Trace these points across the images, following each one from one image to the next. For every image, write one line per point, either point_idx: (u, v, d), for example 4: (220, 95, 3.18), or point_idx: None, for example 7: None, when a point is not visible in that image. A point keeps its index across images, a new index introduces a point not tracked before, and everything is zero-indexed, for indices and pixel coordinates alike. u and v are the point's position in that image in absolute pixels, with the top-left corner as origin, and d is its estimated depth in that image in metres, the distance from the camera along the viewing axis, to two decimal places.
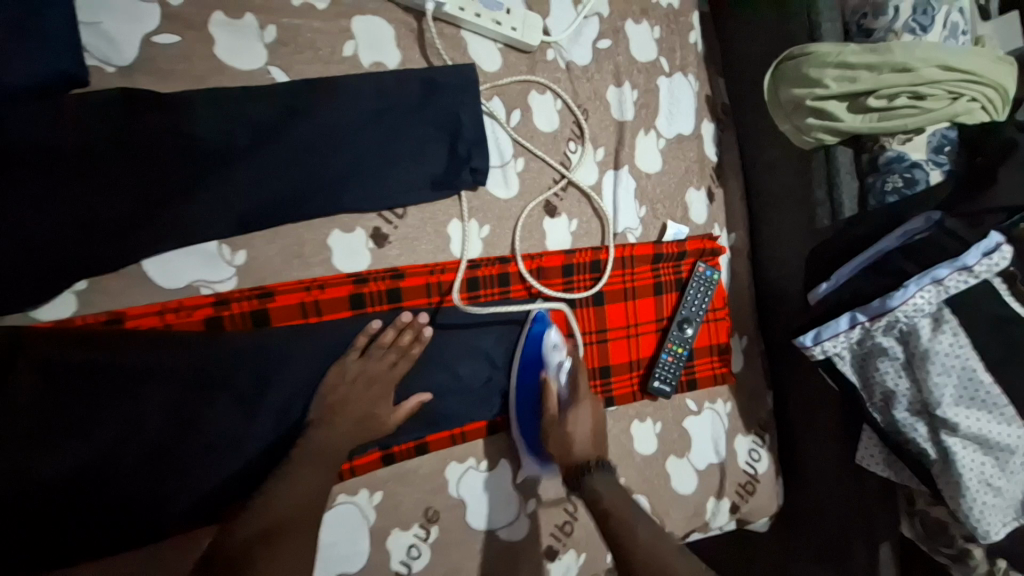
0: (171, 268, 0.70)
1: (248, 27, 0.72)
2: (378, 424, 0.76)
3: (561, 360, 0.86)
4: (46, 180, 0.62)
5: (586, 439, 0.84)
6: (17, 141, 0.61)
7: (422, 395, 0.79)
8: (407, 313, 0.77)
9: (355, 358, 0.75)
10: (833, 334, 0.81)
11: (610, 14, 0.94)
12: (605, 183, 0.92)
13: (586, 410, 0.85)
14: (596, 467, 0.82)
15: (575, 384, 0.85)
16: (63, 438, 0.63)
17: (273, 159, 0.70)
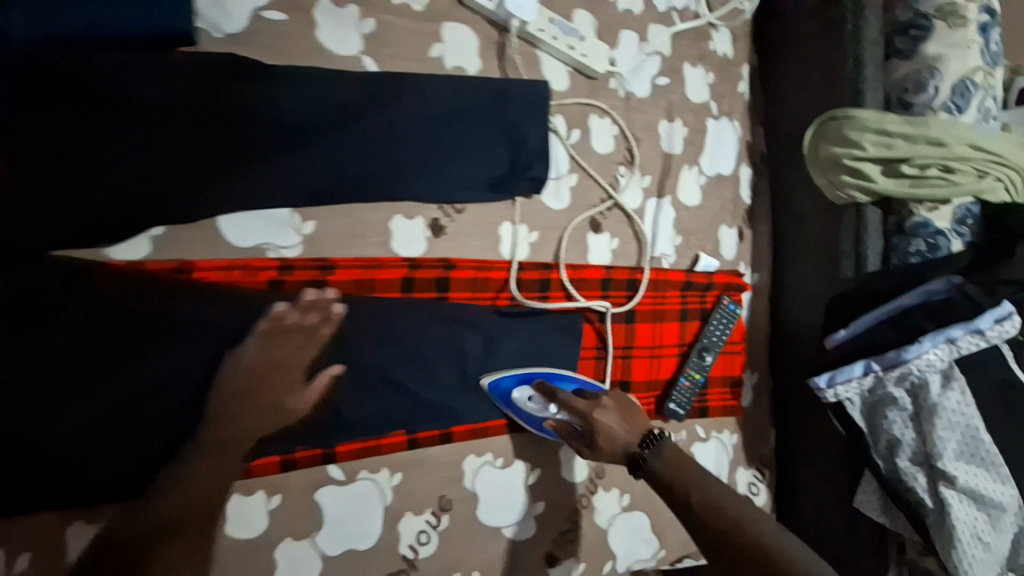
0: (243, 227, 0.72)
1: (348, 16, 0.75)
2: (286, 412, 0.70)
3: (541, 404, 0.84)
4: (132, 128, 0.64)
5: (621, 431, 0.79)
6: (110, 90, 0.63)
7: (332, 368, 0.72)
8: (310, 291, 0.70)
9: (254, 345, 0.67)
10: (847, 380, 0.87)
11: (671, 55, 0.99)
12: (647, 209, 0.97)
13: (600, 414, 0.80)
14: (646, 445, 0.77)
15: (570, 408, 0.82)
16: (94, 381, 0.62)
17: (351, 142, 0.73)
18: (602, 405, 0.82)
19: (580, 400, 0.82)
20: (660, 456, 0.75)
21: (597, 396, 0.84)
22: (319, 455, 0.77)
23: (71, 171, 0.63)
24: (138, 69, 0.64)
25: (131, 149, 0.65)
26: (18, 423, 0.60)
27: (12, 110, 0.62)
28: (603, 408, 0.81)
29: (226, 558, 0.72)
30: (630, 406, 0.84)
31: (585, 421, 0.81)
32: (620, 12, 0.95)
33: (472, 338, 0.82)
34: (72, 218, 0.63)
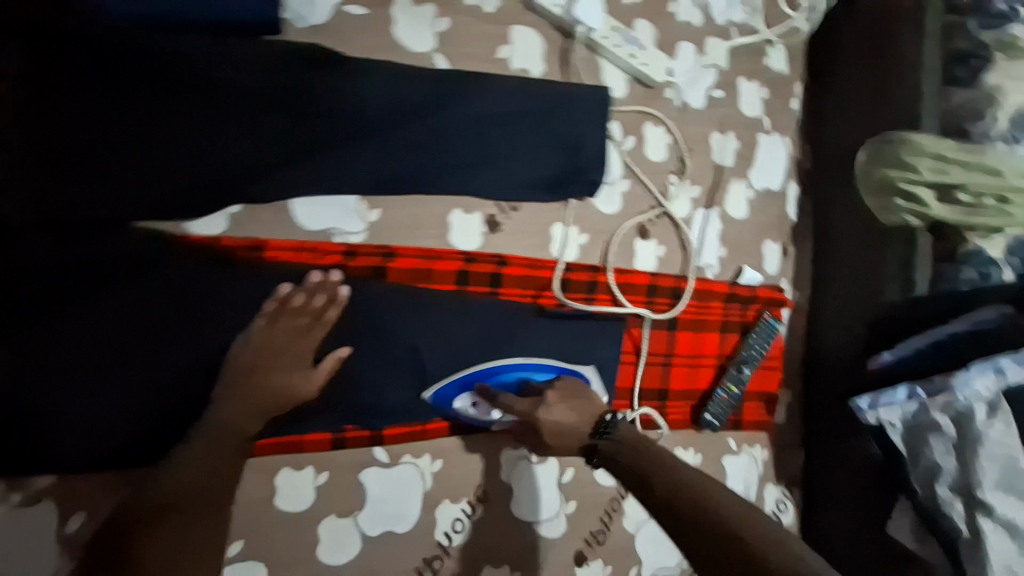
0: (313, 212, 0.75)
1: (425, 15, 0.78)
2: (292, 395, 0.70)
3: (486, 408, 0.82)
4: (217, 109, 0.67)
5: (569, 424, 0.75)
6: (202, 72, 0.66)
7: (340, 350, 0.72)
8: (316, 273, 0.70)
9: (261, 326, 0.68)
10: (889, 403, 0.89)
11: (728, 68, 1.00)
12: (695, 219, 0.98)
13: (546, 414, 0.75)
14: (598, 434, 0.73)
15: (513, 410, 0.78)
16: (169, 345, 0.65)
17: (418, 136, 0.75)
18: (546, 402, 0.76)
19: (522, 401, 0.77)
20: (614, 443, 0.71)
21: (539, 390, 0.79)
22: (368, 435, 0.81)
23: (158, 149, 0.66)
24: (225, 53, 0.66)
25: (213, 130, 0.67)
26: (95, 387, 0.63)
27: (97, 83, 0.63)
28: (546, 406, 0.76)
29: (275, 527, 0.75)
30: (575, 390, 0.79)
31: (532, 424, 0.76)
32: (680, 23, 0.96)
33: (515, 336, 0.82)
34: (156, 191, 0.66)
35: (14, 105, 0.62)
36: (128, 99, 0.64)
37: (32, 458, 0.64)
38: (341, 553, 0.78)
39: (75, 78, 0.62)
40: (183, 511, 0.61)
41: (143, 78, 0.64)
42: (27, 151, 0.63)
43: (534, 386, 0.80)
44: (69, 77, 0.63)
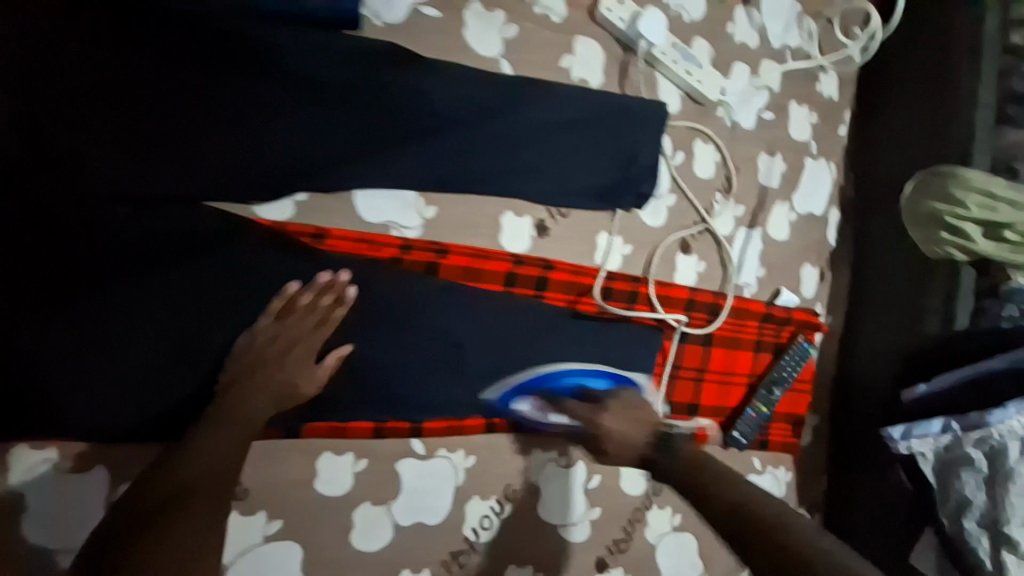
0: (374, 205, 0.77)
1: (495, 21, 0.80)
2: (297, 391, 0.71)
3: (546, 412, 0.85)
4: (292, 99, 0.69)
5: (627, 433, 0.80)
6: (283, 63, 0.68)
7: (343, 348, 0.73)
8: (325, 272, 0.71)
9: (267, 324, 0.69)
10: (924, 435, 0.89)
11: (780, 91, 1.01)
12: (737, 237, 0.99)
13: (605, 419, 0.81)
14: (659, 449, 0.76)
15: (577, 415, 0.83)
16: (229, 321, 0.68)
17: (481, 137, 0.77)
18: (607, 410, 0.82)
19: (585, 408, 0.82)
20: (673, 459, 0.74)
21: (600, 397, 0.83)
22: (408, 427, 0.82)
23: (233, 132, 0.68)
24: (305, 45, 0.69)
25: (287, 117, 0.69)
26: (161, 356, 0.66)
27: (191, 69, 0.66)
28: (607, 413, 0.82)
29: (313, 509, 0.77)
30: (634, 401, 0.83)
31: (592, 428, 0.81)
32: (736, 44, 0.97)
33: (554, 339, 0.82)
34: (229, 174, 0.68)
35: (99, 80, 0.63)
36: (212, 82, 0.67)
37: (85, 425, 0.66)
38: (374, 539, 0.80)
39: (161, 59, 0.64)
40: (191, 503, 0.59)
41: (222, 63, 0.66)
42: (104, 126, 0.64)
43: (595, 392, 0.83)
44: (152, 57, 0.64)
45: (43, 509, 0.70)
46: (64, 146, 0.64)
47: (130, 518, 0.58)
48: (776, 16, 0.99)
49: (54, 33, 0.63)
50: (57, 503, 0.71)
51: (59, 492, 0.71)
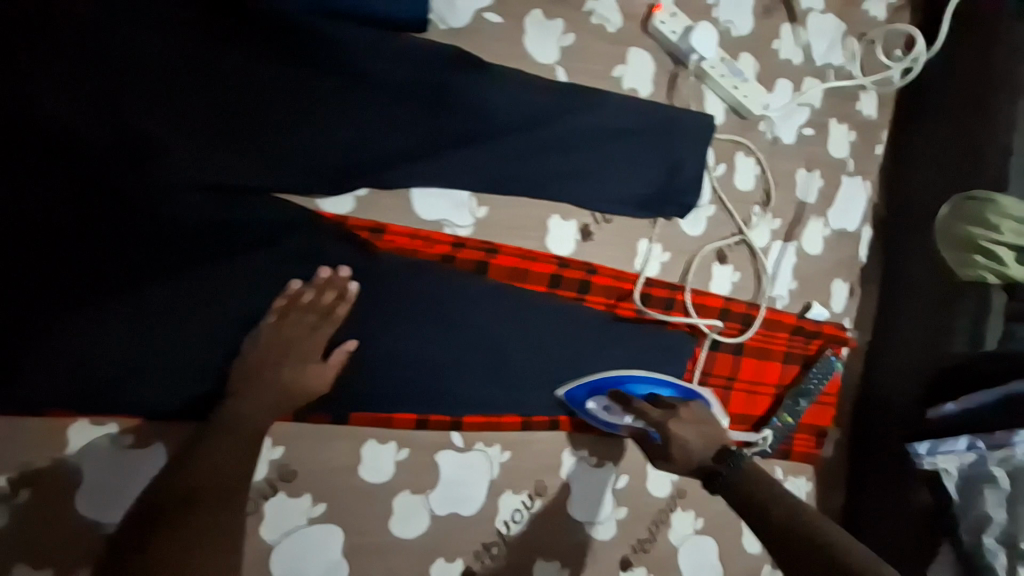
0: (429, 202, 0.80)
1: (554, 29, 0.82)
2: (302, 391, 0.71)
3: (616, 413, 0.86)
4: (354, 93, 0.68)
5: (696, 441, 0.77)
6: (345, 53, 0.66)
7: (348, 343, 0.73)
8: (325, 269, 0.71)
9: (270, 324, 0.70)
10: (949, 451, 0.92)
11: (821, 108, 1.03)
12: (772, 249, 1.01)
13: (676, 425, 0.79)
14: (723, 462, 0.73)
15: (646, 417, 0.82)
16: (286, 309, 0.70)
17: (533, 142, 0.76)
18: (677, 416, 0.80)
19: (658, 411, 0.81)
20: (736, 472, 0.71)
21: (673, 404, 0.82)
22: (449, 421, 0.83)
23: (299, 124, 0.67)
24: (374, 41, 0.67)
25: (352, 112, 0.68)
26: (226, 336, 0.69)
27: (252, 54, 0.65)
28: (678, 419, 0.80)
29: (356, 494, 0.80)
30: (704, 416, 0.81)
31: (661, 431, 0.79)
32: (782, 60, 0.99)
33: (589, 344, 0.87)
34: (287, 163, 0.67)
35: (169, 65, 0.64)
36: (281, 72, 0.65)
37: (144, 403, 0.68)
38: (410, 527, 0.82)
39: (226, 46, 0.64)
40: (211, 496, 0.62)
41: (286, 53, 0.65)
42: (173, 110, 0.64)
43: (668, 401, 0.83)
44: (219, 45, 0.64)
45: (100, 484, 0.71)
46: (132, 126, 0.63)
47: (144, 515, 0.61)
48: (821, 35, 1.02)
49: (127, 11, 0.62)
50: (113, 478, 0.71)
51: (114, 468, 0.71)
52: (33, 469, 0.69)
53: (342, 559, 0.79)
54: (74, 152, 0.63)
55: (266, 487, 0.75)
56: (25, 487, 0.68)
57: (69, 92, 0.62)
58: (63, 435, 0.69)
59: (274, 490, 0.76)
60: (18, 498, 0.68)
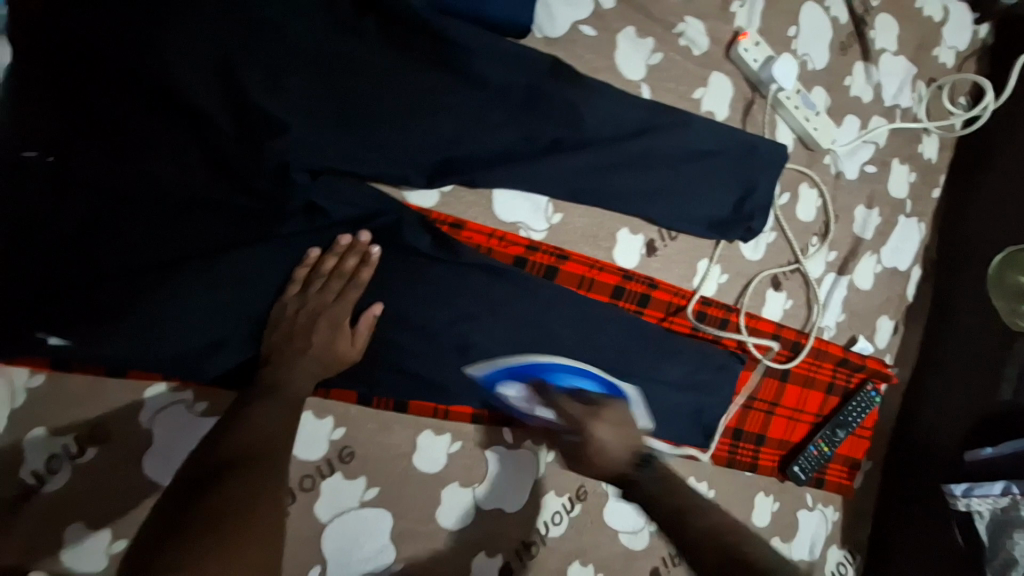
0: (511, 204, 0.83)
1: (645, 48, 0.85)
2: (337, 356, 0.71)
3: (534, 403, 0.82)
4: (457, 91, 0.70)
5: (611, 444, 0.72)
6: (457, 53, 0.69)
7: (373, 307, 0.72)
8: (346, 236, 0.72)
9: (294, 293, 0.71)
10: (984, 495, 0.92)
11: (884, 146, 1.04)
12: (826, 280, 1.02)
13: (596, 426, 0.75)
14: (637, 467, 0.67)
15: (564, 413, 0.79)
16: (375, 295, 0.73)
17: (618, 155, 0.78)
18: (599, 418, 0.75)
19: (580, 409, 0.78)
20: (649, 478, 0.66)
21: (595, 403, 0.78)
22: (503, 417, 0.86)
23: (401, 115, 0.68)
24: (487, 44, 0.70)
25: (453, 109, 0.70)
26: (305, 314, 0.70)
27: (367, 43, 0.67)
28: (597, 419, 0.75)
29: (408, 480, 0.81)
30: (628, 417, 0.76)
31: (581, 432, 0.76)
32: (852, 96, 1.01)
33: (643, 356, 0.86)
34: (386, 153, 0.69)
35: (279, 40, 0.64)
36: (395, 62, 0.67)
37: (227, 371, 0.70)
38: (457, 518, 0.84)
39: (343, 33, 0.66)
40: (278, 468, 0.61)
41: (399, 47, 0.67)
42: (278, 86, 0.64)
43: (593, 397, 0.79)
44: (335, 30, 0.66)
45: (165, 449, 0.72)
46: (243, 98, 0.64)
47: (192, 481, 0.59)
48: (891, 76, 1.04)
49: None
50: (178, 444, 0.72)
51: (180, 433, 0.73)
52: (102, 429, 0.70)
53: (390, 544, 0.80)
54: (188, 121, 0.65)
55: (326, 465, 0.77)
56: (92, 446, 0.70)
57: (182, 56, 0.62)
58: (138, 398, 0.71)
59: (332, 469, 0.78)
60: (87, 456, 0.69)
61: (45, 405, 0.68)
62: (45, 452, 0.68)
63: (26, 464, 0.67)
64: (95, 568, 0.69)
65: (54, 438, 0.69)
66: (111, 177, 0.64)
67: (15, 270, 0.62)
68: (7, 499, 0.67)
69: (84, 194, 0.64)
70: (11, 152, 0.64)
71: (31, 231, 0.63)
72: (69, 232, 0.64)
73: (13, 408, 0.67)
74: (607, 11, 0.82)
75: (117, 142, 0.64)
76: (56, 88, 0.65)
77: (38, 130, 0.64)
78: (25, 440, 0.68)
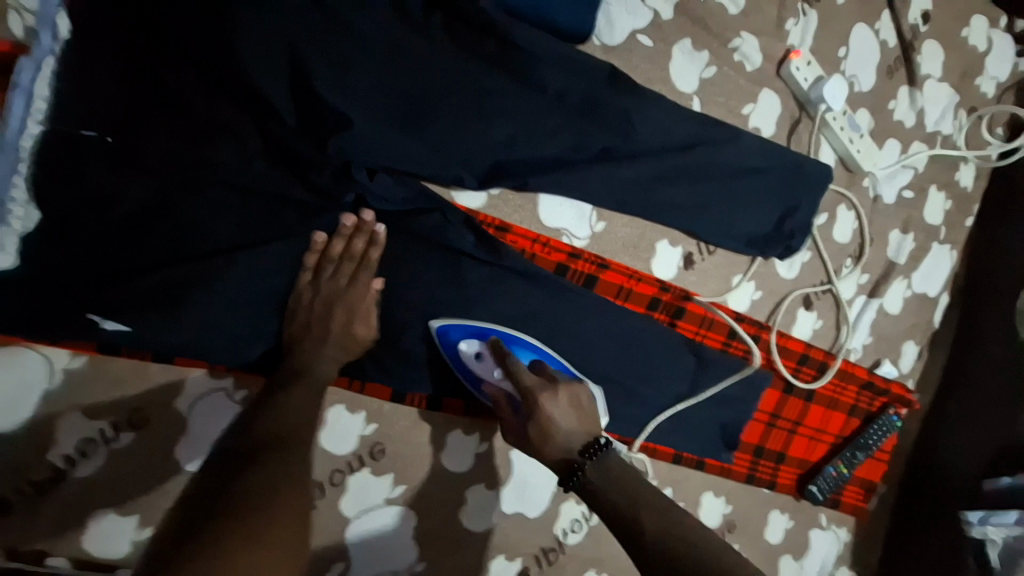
0: (557, 211, 0.82)
1: (699, 59, 0.85)
2: (359, 342, 0.70)
3: (489, 368, 0.75)
4: (514, 93, 0.69)
5: (561, 425, 0.71)
6: (517, 56, 0.68)
7: (375, 281, 0.70)
8: (350, 216, 0.68)
9: (307, 282, 0.69)
10: (999, 523, 0.93)
11: (922, 172, 1.04)
12: (856, 302, 1.02)
13: (548, 403, 0.71)
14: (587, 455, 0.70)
15: (518, 382, 0.74)
16: (417, 294, 0.73)
17: (666, 166, 0.77)
18: (552, 392, 0.72)
19: (531, 379, 0.73)
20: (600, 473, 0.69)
21: (554, 377, 0.74)
22: None
23: (459, 116, 0.67)
24: (549, 48, 0.69)
25: (509, 111, 0.69)
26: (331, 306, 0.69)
27: (430, 40, 0.66)
28: (553, 394, 0.72)
29: (434, 480, 0.81)
30: (585, 399, 0.74)
31: (531, 404, 0.72)
32: (896, 120, 1.01)
33: (674, 371, 0.85)
34: (440, 153, 0.68)
35: (340, 31, 0.63)
36: (457, 61, 0.66)
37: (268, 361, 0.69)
38: (480, 521, 0.83)
39: (406, 28, 0.65)
40: None
41: (463, 47, 0.67)
42: (339, 78, 0.63)
43: (549, 369, 0.75)
44: (399, 23, 0.65)
45: (200, 437, 0.71)
46: (302, 89, 0.63)
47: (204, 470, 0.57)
48: (934, 103, 1.04)
49: None
50: (213, 434, 0.72)
51: (214, 421, 0.72)
52: (139, 415, 0.70)
53: (413, 543, 0.80)
54: (248, 108, 0.64)
55: (355, 460, 0.77)
56: (127, 431, 0.69)
57: (244, 41, 0.61)
58: (176, 386, 0.71)
59: (361, 465, 0.77)
60: (120, 442, 0.69)
61: (81, 386, 0.68)
62: (78, 436, 0.67)
63: (59, 446, 0.67)
64: (121, 553, 0.68)
65: (91, 421, 0.68)
66: (166, 160, 0.64)
67: (69, 247, 0.63)
68: (37, 482, 0.66)
69: (135, 173, 0.63)
70: (65, 127, 0.63)
71: (83, 211, 0.63)
72: (121, 214, 0.63)
73: (47, 388, 0.66)
74: (665, 22, 0.83)
75: (171, 124, 0.64)
76: (115, 66, 0.64)
77: (94, 106, 0.64)
78: (56, 424, 0.67)
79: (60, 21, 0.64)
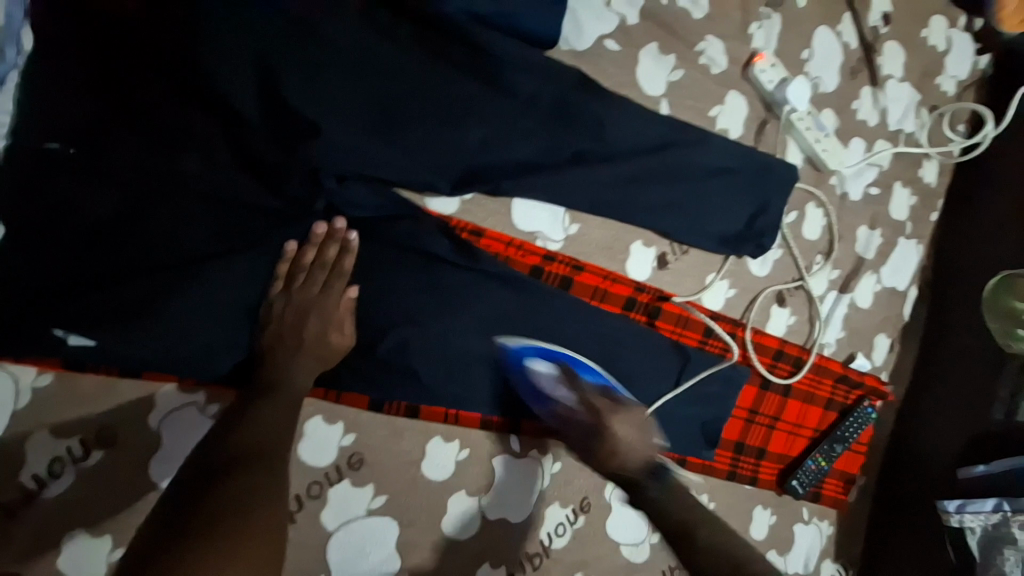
0: (530, 214, 0.83)
1: (666, 63, 0.86)
2: (333, 350, 0.69)
3: (558, 386, 0.79)
4: (483, 98, 0.70)
5: (626, 444, 0.73)
6: (485, 63, 0.69)
7: (349, 289, 0.70)
8: (321, 223, 0.68)
9: (277, 291, 0.68)
10: (976, 511, 0.95)
11: (887, 169, 1.07)
12: (828, 297, 1.04)
13: (615, 421, 0.75)
14: (648, 475, 0.70)
15: (586, 401, 0.78)
16: (392, 301, 0.73)
17: (637, 168, 0.78)
18: (621, 413, 0.76)
19: (597, 396, 0.78)
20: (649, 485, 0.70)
21: (621, 402, 0.77)
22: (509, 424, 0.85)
23: (428, 121, 0.68)
24: (517, 54, 0.70)
25: (479, 117, 0.70)
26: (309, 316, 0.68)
27: (397, 47, 0.66)
28: (623, 416, 0.76)
29: (416, 488, 0.81)
30: (648, 425, 0.77)
31: (597, 420, 0.76)
32: (860, 120, 1.04)
33: (652, 370, 0.86)
34: (411, 159, 0.69)
35: (306, 40, 0.63)
36: (425, 67, 0.67)
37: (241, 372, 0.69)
38: (462, 528, 0.83)
39: (373, 35, 0.65)
40: None
41: (430, 54, 0.67)
42: (306, 86, 0.63)
43: (616, 393, 0.79)
44: (366, 31, 0.65)
45: (174, 453, 0.70)
46: (269, 98, 0.63)
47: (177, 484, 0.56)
48: (897, 102, 1.07)
49: None
50: (186, 449, 0.70)
51: (188, 436, 0.70)
52: (110, 432, 0.68)
53: (395, 553, 0.79)
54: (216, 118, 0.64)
55: (333, 471, 0.76)
56: (98, 449, 0.68)
57: (209, 51, 0.61)
58: (148, 401, 0.69)
59: (340, 475, 0.77)
60: (90, 460, 0.67)
61: (51, 403, 0.66)
62: (48, 455, 0.66)
63: (28, 466, 0.65)
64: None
65: (60, 439, 0.66)
66: (133, 172, 0.63)
67: (33, 262, 0.61)
68: (6, 504, 0.64)
69: (100, 186, 0.62)
70: (32, 142, 0.62)
71: (48, 224, 0.62)
72: (88, 227, 0.62)
73: (16, 408, 0.65)
74: (631, 27, 0.84)
75: (138, 135, 0.63)
76: (80, 78, 0.64)
77: (61, 120, 0.63)
78: (28, 441, 0.65)
79: (25, 35, 0.63)
